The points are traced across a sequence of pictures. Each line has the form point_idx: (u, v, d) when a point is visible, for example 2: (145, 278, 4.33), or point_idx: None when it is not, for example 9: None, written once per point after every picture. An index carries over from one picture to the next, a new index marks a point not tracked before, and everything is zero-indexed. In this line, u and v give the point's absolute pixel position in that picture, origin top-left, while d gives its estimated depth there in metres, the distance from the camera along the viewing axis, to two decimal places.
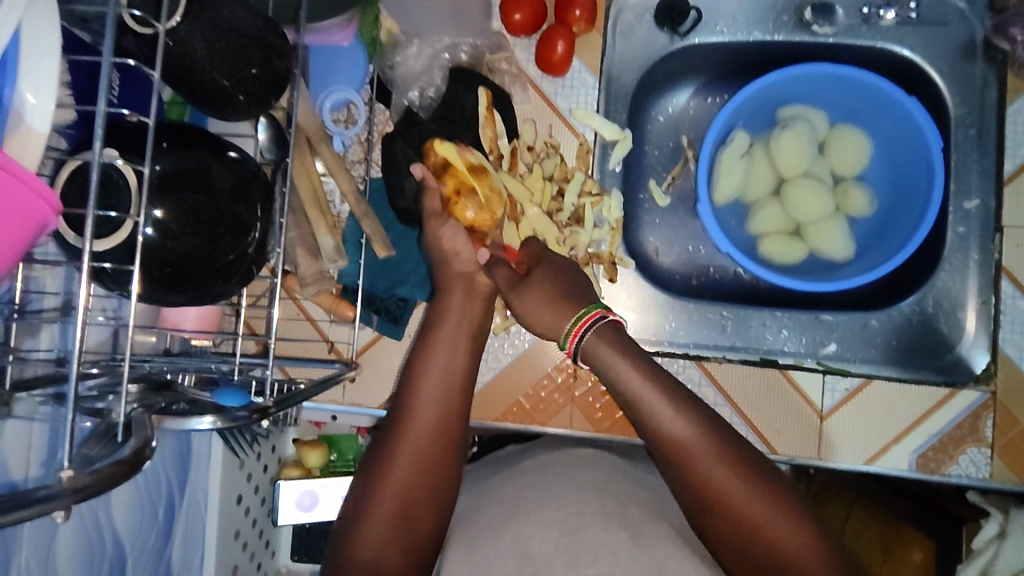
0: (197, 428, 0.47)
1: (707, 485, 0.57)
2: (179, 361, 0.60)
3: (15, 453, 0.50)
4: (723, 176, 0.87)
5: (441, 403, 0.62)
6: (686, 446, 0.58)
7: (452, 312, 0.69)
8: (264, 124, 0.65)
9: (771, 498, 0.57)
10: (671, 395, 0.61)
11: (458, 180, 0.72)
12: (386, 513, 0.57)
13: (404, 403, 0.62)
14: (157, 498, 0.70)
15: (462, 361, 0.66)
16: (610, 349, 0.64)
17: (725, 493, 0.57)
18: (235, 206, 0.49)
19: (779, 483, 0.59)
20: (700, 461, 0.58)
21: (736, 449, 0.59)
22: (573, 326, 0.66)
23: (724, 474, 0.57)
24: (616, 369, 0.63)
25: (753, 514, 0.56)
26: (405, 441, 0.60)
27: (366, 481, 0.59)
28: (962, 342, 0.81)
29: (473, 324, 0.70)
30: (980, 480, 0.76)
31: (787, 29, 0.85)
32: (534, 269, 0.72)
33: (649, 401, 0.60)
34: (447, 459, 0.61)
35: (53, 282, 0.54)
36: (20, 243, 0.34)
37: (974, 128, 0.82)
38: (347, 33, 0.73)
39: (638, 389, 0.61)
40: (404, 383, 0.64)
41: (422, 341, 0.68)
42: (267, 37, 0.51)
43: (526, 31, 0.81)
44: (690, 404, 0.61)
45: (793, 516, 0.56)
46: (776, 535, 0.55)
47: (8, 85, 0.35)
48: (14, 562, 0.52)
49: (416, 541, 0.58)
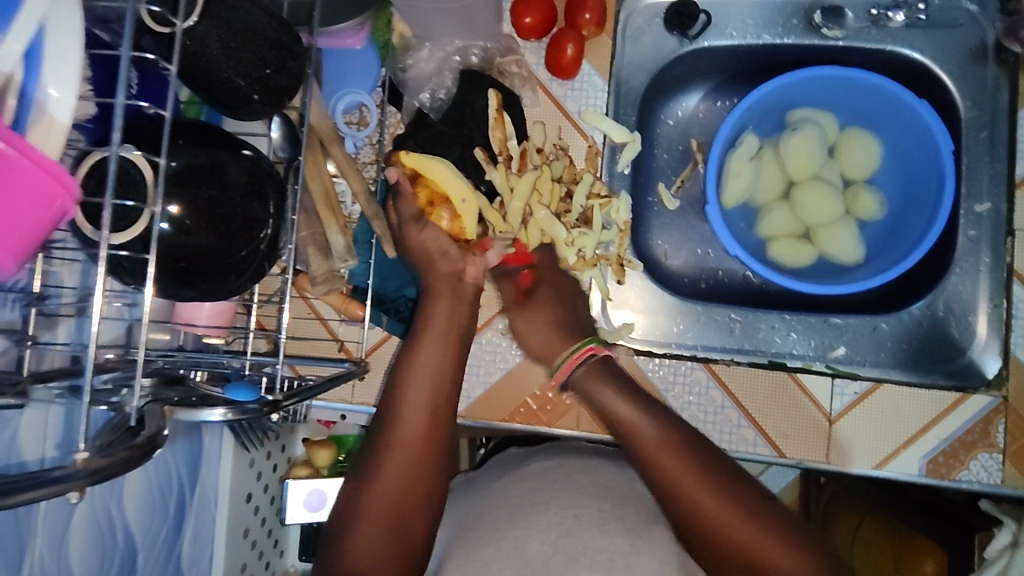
0: (209, 419, 0.48)
1: (689, 504, 0.56)
2: (193, 357, 0.61)
3: (31, 438, 0.51)
4: (731, 180, 0.87)
5: (425, 410, 0.62)
6: (671, 470, 0.57)
7: (439, 314, 0.67)
8: (279, 122, 0.65)
9: (762, 525, 0.56)
10: (664, 420, 0.61)
11: (430, 192, 0.72)
12: (375, 527, 0.58)
13: (389, 412, 0.62)
14: (167, 494, 0.71)
15: (449, 364, 0.65)
16: (599, 384, 0.65)
17: (716, 521, 0.56)
18: (247, 202, 0.50)
19: (773, 508, 0.58)
20: (682, 481, 0.57)
21: (715, 464, 0.59)
22: (562, 364, 0.68)
23: (706, 493, 0.56)
24: (608, 403, 0.64)
25: (741, 534, 0.55)
26: (392, 449, 0.60)
27: (356, 487, 0.60)
28: (973, 346, 0.80)
29: (459, 327, 0.68)
30: (991, 486, 0.75)
31: (797, 32, 0.85)
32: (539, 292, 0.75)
33: (635, 426, 0.61)
34: (436, 456, 0.61)
35: (71, 277, 0.55)
36: (40, 230, 0.35)
37: (985, 131, 0.82)
38: (360, 36, 0.75)
39: (625, 414, 0.62)
40: (389, 387, 0.63)
41: (405, 347, 0.66)
42: (282, 37, 0.52)
43: (536, 34, 0.81)
44: (673, 429, 0.60)
45: (785, 541, 0.56)
46: (767, 561, 0.55)
47: (32, 78, 0.36)
48: (29, 551, 0.53)
49: (405, 544, 0.59)
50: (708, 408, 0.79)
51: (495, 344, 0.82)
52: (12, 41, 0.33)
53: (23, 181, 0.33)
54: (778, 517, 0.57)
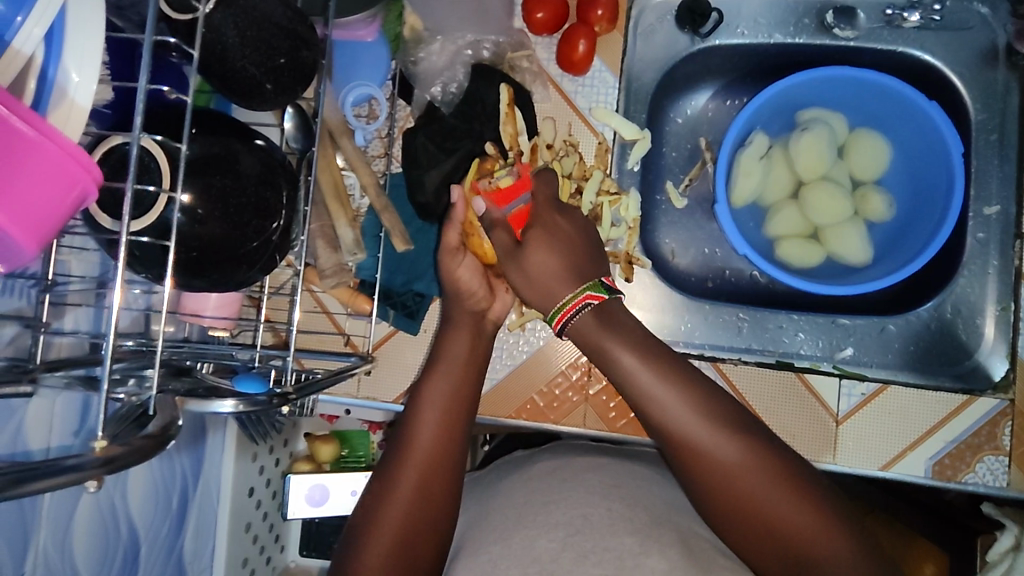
0: (219, 411, 0.46)
1: (725, 485, 0.58)
2: (200, 349, 0.61)
3: (38, 428, 0.50)
4: (741, 178, 0.87)
5: (441, 427, 0.65)
6: (708, 449, 0.59)
7: (461, 339, 0.73)
8: (292, 113, 0.64)
9: (785, 487, 0.57)
10: (673, 385, 0.62)
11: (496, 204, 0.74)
12: (388, 534, 0.58)
13: (406, 429, 0.65)
14: (171, 488, 0.70)
15: (466, 386, 0.69)
16: (600, 332, 0.66)
17: (739, 487, 0.58)
18: (261, 191, 0.50)
19: (794, 470, 0.59)
20: (706, 453, 0.59)
21: (740, 429, 0.60)
22: (557, 313, 0.68)
23: (723, 458, 0.58)
24: (647, 393, 0.62)
25: (765, 499, 0.57)
26: (410, 462, 0.62)
27: (373, 499, 0.61)
28: (980, 348, 0.81)
29: (478, 350, 0.73)
30: (997, 489, 0.75)
31: (808, 32, 0.85)
32: (529, 233, 0.71)
33: (646, 390, 0.62)
34: (451, 473, 0.63)
35: (82, 265, 0.55)
36: (62, 217, 0.35)
37: (995, 134, 0.82)
38: (372, 29, 0.75)
39: (639, 380, 0.63)
40: (412, 402, 0.67)
41: (427, 369, 0.71)
42: (296, 27, 0.52)
43: (548, 29, 0.81)
44: (683, 388, 0.62)
45: (810, 504, 0.56)
46: (794, 527, 0.55)
47: (53, 61, 0.35)
48: (34, 543, 0.53)
49: (420, 554, 0.58)
50: None
51: (502, 341, 0.82)
52: (33, 25, 0.33)
53: (49, 166, 0.33)
54: (799, 478, 0.58)
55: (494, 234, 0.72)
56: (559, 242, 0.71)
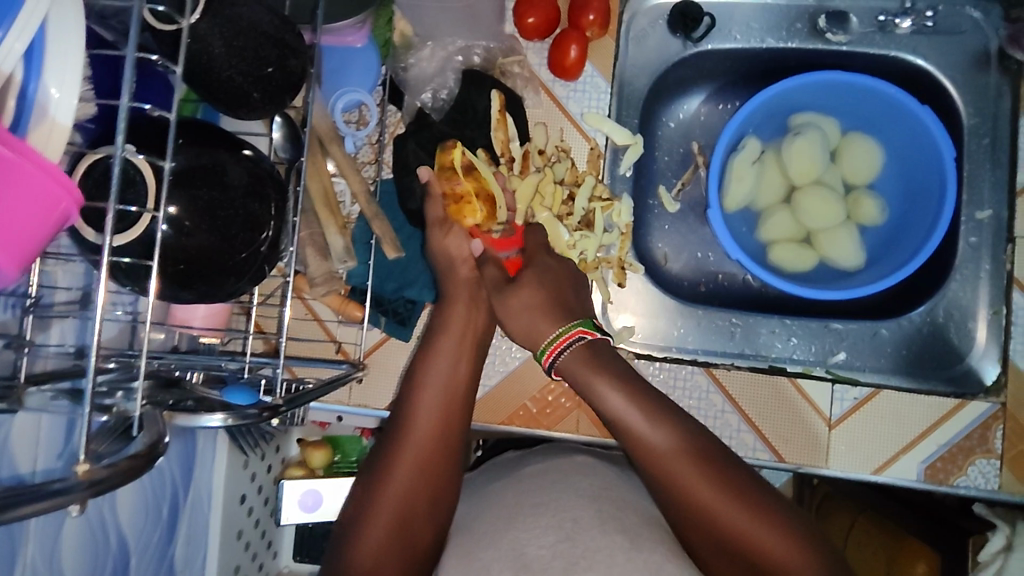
0: (207, 424, 0.46)
1: (704, 514, 0.58)
2: (187, 359, 0.60)
3: (25, 444, 0.50)
4: (732, 184, 0.87)
5: (440, 410, 0.65)
6: (690, 479, 0.59)
7: (454, 322, 0.71)
8: (281, 122, 0.65)
9: (764, 517, 0.57)
10: (656, 414, 0.63)
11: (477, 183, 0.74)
12: (383, 521, 0.58)
13: (402, 417, 0.65)
14: (161, 497, 0.69)
15: (465, 369, 0.69)
16: (584, 366, 0.68)
17: (718, 515, 0.57)
18: (248, 203, 0.49)
19: (774, 501, 0.59)
20: (684, 476, 0.59)
21: (721, 460, 0.61)
22: (550, 346, 0.71)
23: (705, 487, 0.58)
24: (629, 423, 0.63)
25: (744, 527, 0.56)
26: (404, 449, 0.62)
27: (366, 490, 0.61)
28: (972, 353, 0.80)
29: (476, 331, 0.71)
30: (988, 492, 0.75)
31: (801, 36, 0.85)
32: (523, 271, 0.74)
33: (628, 420, 0.63)
34: (450, 458, 0.63)
35: (68, 277, 0.55)
36: (44, 233, 0.34)
37: (987, 138, 0.82)
38: (361, 35, 0.74)
39: (616, 406, 0.65)
40: (407, 387, 0.67)
41: (422, 352, 0.70)
42: (283, 36, 0.51)
43: (539, 34, 0.81)
44: (666, 419, 0.63)
45: (789, 533, 0.56)
46: (772, 555, 0.55)
47: (33, 78, 0.35)
48: (21, 557, 0.52)
49: (415, 548, 0.59)
50: (709, 413, 0.79)
51: (495, 346, 0.82)
52: (13, 40, 0.32)
53: (26, 188, 0.32)
54: (779, 510, 0.58)
55: (487, 267, 0.75)
56: (550, 279, 0.73)
